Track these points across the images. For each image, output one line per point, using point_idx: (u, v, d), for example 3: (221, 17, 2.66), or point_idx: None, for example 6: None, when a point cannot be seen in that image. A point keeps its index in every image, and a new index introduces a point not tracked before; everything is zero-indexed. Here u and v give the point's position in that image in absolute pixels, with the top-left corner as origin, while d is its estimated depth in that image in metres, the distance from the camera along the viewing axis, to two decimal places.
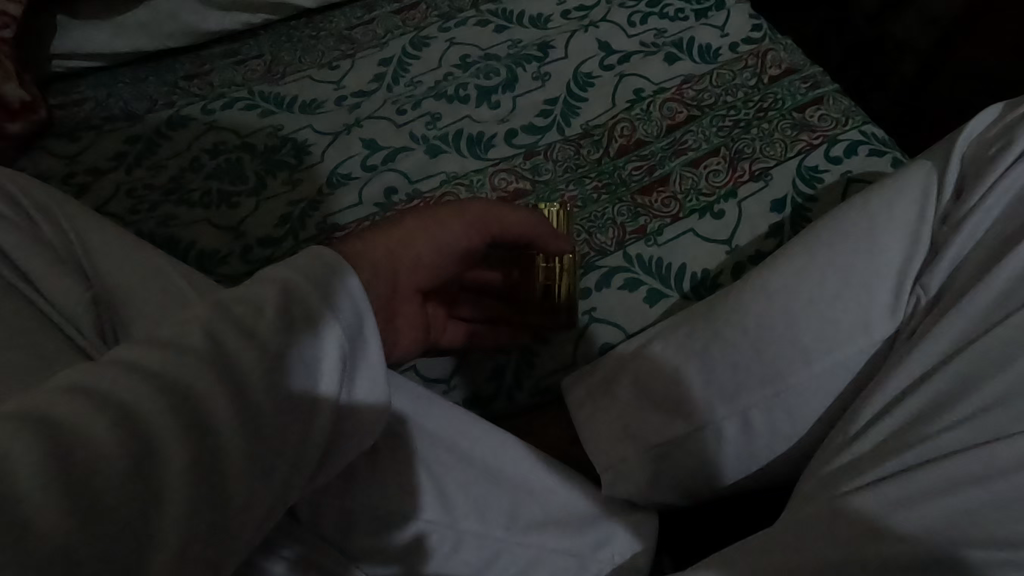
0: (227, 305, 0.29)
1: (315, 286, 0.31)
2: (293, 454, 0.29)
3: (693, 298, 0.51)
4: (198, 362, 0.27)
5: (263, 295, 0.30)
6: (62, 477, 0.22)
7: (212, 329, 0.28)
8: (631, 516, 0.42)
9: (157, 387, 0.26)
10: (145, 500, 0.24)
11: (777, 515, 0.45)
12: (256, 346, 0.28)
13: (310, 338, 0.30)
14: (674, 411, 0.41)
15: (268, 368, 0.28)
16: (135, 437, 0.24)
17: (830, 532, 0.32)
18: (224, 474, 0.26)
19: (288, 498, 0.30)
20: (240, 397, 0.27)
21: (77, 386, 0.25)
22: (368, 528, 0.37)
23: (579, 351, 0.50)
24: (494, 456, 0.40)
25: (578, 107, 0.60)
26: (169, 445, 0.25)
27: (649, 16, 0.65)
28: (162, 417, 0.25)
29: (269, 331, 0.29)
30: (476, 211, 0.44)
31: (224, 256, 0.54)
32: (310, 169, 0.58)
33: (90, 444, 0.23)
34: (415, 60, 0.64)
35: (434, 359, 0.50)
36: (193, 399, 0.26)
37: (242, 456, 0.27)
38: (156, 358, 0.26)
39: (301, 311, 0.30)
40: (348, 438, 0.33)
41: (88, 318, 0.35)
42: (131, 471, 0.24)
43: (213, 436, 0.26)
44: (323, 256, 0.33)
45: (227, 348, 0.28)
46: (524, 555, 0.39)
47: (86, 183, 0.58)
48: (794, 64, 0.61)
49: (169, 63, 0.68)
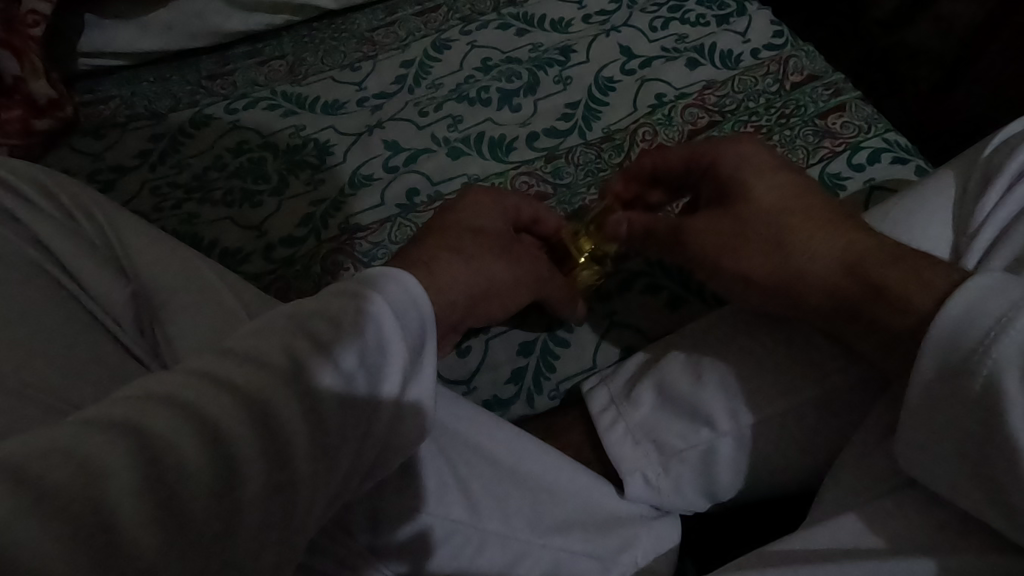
0: (305, 317, 0.28)
1: (379, 293, 0.30)
2: (352, 461, 0.29)
3: (715, 304, 0.51)
4: (277, 378, 0.26)
5: (341, 309, 0.29)
6: (152, 494, 0.22)
7: (288, 341, 0.27)
8: (655, 521, 0.42)
9: (234, 398, 0.25)
10: (227, 517, 0.24)
11: (798, 523, 0.45)
12: (331, 360, 0.27)
13: (378, 352, 0.29)
14: (699, 416, 0.41)
15: (338, 382, 0.27)
16: (218, 456, 0.24)
17: (833, 537, 0.33)
18: (295, 490, 0.26)
19: (342, 501, 0.29)
20: (313, 413, 0.26)
21: (154, 395, 0.24)
22: (392, 532, 0.36)
23: (600, 354, 0.50)
24: (517, 457, 0.40)
25: (600, 111, 0.60)
26: (249, 463, 0.24)
27: (670, 21, 0.65)
28: (243, 431, 0.24)
29: (344, 347, 0.28)
30: (533, 270, 0.46)
31: (247, 254, 0.54)
32: (334, 170, 0.58)
33: (179, 461, 0.23)
34: (437, 62, 0.65)
35: (455, 360, 0.50)
36: (272, 414, 0.25)
37: (310, 475, 0.26)
38: (227, 368, 0.26)
39: (373, 325, 0.29)
40: (395, 451, 0.31)
41: (127, 315, 0.36)
42: (215, 490, 0.23)
43: (286, 450, 0.25)
44: (392, 279, 0.31)
45: (304, 363, 0.27)
46: (546, 557, 0.39)
47: (112, 180, 0.59)
48: (816, 71, 0.61)
49: (192, 63, 0.68)
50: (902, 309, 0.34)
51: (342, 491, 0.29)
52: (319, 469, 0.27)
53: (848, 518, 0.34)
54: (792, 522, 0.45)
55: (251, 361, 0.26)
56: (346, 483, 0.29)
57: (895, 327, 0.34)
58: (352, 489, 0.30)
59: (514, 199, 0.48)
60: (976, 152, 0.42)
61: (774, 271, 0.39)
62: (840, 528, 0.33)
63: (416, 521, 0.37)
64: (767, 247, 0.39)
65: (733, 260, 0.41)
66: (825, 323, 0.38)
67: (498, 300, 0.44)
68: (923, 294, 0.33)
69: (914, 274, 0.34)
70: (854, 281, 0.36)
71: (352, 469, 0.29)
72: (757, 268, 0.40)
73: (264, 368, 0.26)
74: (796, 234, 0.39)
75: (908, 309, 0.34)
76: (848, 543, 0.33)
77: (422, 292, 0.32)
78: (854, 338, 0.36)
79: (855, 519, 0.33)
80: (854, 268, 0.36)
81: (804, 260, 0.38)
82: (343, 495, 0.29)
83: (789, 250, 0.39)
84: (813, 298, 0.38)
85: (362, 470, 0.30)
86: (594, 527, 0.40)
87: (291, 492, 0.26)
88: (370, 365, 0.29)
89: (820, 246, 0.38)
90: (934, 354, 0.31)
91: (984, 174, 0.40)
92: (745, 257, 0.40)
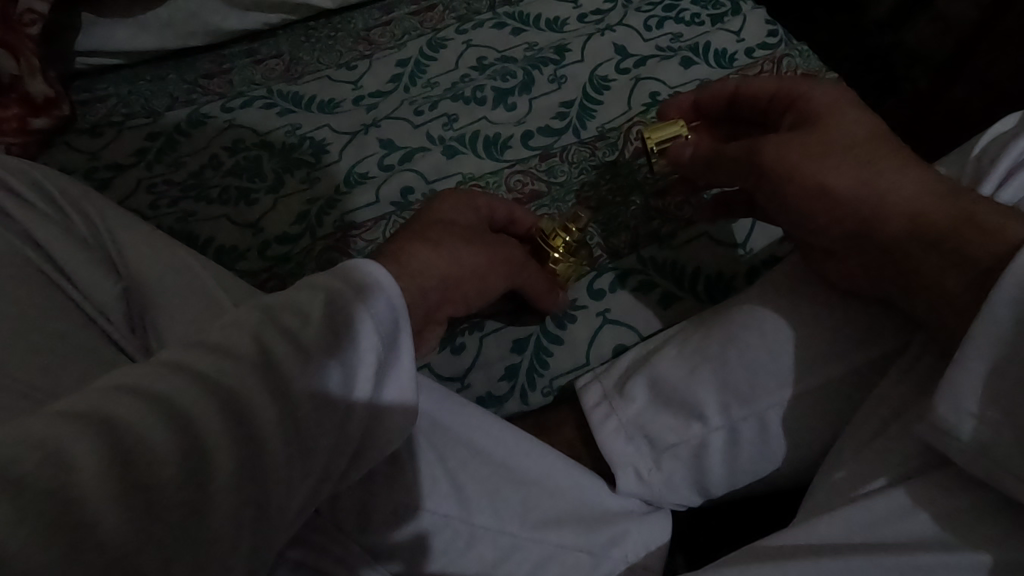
0: (275, 310, 0.29)
1: (348, 286, 0.30)
2: (327, 454, 0.29)
3: (706, 300, 0.51)
4: (246, 366, 0.27)
5: (310, 302, 0.29)
6: (120, 479, 0.22)
7: (258, 332, 0.28)
8: (647, 516, 0.42)
9: (204, 387, 0.25)
10: (197, 504, 0.24)
11: (789, 519, 0.45)
12: (300, 350, 0.28)
13: (348, 342, 0.29)
14: (690, 412, 0.41)
15: (309, 373, 0.28)
16: (187, 443, 0.24)
17: (820, 532, 0.33)
18: (268, 482, 0.26)
19: (319, 495, 0.30)
20: (284, 403, 0.27)
21: (125, 385, 0.24)
22: (384, 528, 0.37)
23: (594, 351, 0.50)
24: (507, 452, 0.40)
25: (594, 110, 0.60)
26: (219, 449, 0.24)
27: (665, 20, 0.65)
28: (212, 419, 0.25)
29: (313, 338, 0.28)
30: (509, 256, 0.46)
31: (243, 252, 0.54)
32: (329, 168, 0.58)
33: (147, 446, 0.23)
34: (433, 61, 0.65)
35: (448, 358, 0.50)
36: (241, 403, 0.26)
37: (284, 465, 0.26)
38: (199, 359, 0.26)
39: (342, 315, 0.30)
40: (374, 444, 0.31)
41: (121, 312, 0.37)
42: (184, 477, 0.24)
43: (257, 438, 0.26)
44: (360, 272, 0.31)
45: (272, 351, 0.27)
46: (539, 552, 0.39)
47: (108, 178, 0.59)
48: (809, 70, 0.62)
49: (189, 62, 0.69)
50: (971, 256, 0.35)
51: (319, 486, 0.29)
52: (291, 460, 0.27)
53: (837, 514, 0.34)
54: (761, 528, 0.45)
55: (220, 352, 0.27)
56: (324, 474, 0.29)
57: (956, 300, 0.35)
58: (332, 482, 0.30)
59: (486, 198, 0.48)
60: (966, 150, 0.43)
61: (848, 233, 0.39)
62: (827, 523, 0.33)
63: (408, 516, 0.37)
64: (837, 206, 0.39)
65: (807, 203, 0.40)
66: (887, 285, 0.38)
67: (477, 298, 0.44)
68: (985, 257, 0.34)
69: (976, 220, 0.35)
70: (923, 247, 0.36)
71: (331, 461, 0.29)
72: (832, 229, 0.39)
73: (231, 356, 0.27)
74: (872, 176, 0.38)
75: (978, 255, 0.34)
76: (834, 536, 0.33)
77: (394, 283, 0.31)
78: (915, 280, 0.37)
79: (847, 516, 0.33)
80: (925, 217, 0.36)
81: (878, 204, 0.37)
82: (321, 490, 0.29)
83: (872, 191, 0.37)
84: (885, 262, 0.38)
85: (341, 464, 0.30)
86: (587, 522, 0.40)
87: (264, 481, 0.26)
88: (340, 355, 0.29)
89: (894, 207, 0.37)
90: (1009, 307, 0.30)
91: (974, 172, 0.40)
92: (818, 201, 0.40)
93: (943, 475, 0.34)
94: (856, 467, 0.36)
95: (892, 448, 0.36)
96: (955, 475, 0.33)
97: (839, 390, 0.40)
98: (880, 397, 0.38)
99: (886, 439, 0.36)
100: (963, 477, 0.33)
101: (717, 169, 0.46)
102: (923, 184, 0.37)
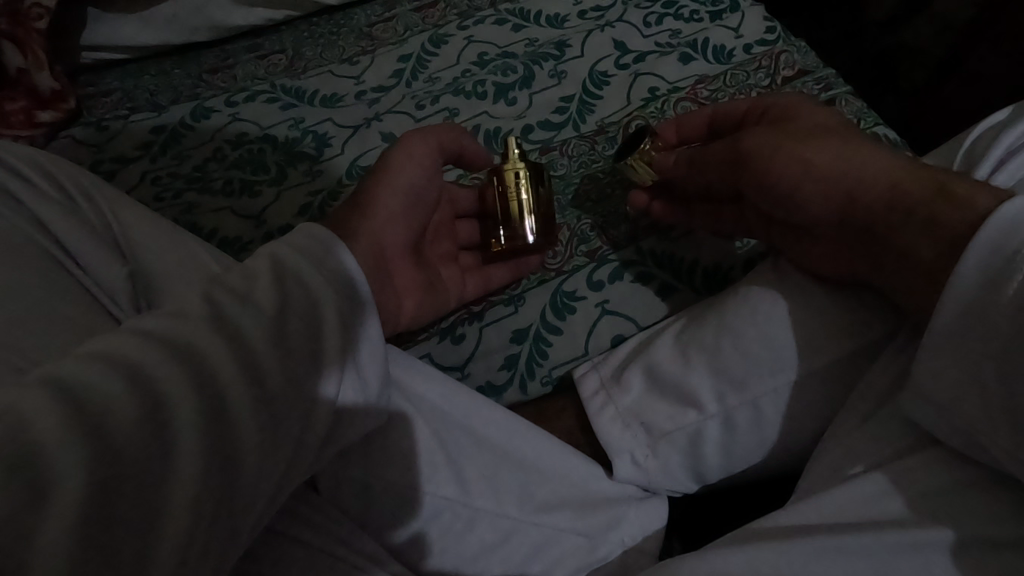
0: (223, 280, 0.33)
1: (305, 255, 0.35)
2: (301, 417, 0.31)
3: (704, 291, 0.52)
4: (205, 327, 0.30)
5: (259, 270, 0.33)
6: (83, 429, 0.25)
7: (211, 297, 0.31)
8: (644, 501, 0.43)
9: (167, 349, 0.28)
10: (161, 451, 0.26)
11: (783, 503, 0.46)
12: (255, 311, 0.31)
13: (301, 301, 0.33)
14: (685, 400, 0.42)
15: (269, 331, 0.31)
16: (148, 398, 0.27)
17: (806, 514, 0.34)
18: (235, 430, 0.28)
19: (304, 470, 0.32)
20: (246, 364, 0.30)
21: (94, 352, 0.27)
22: (385, 508, 0.37)
23: (592, 341, 0.50)
24: (505, 438, 0.41)
25: (594, 105, 0.61)
26: (180, 400, 0.27)
27: (664, 17, 0.66)
28: (171, 374, 0.28)
29: (263, 297, 0.32)
30: (419, 143, 0.48)
31: (247, 243, 0.55)
32: (331, 161, 0.59)
33: (107, 398, 0.26)
34: (434, 57, 0.66)
35: (449, 348, 0.51)
36: (200, 360, 0.29)
37: (253, 421, 0.29)
38: (163, 326, 0.29)
39: (291, 277, 0.33)
40: (351, 420, 0.34)
41: (128, 296, 0.37)
42: (147, 427, 0.26)
43: (221, 394, 0.28)
44: (317, 234, 0.36)
45: (223, 311, 0.31)
46: (537, 534, 0.40)
47: (114, 171, 0.60)
48: (807, 66, 0.62)
49: (193, 56, 0.69)
50: (942, 224, 0.36)
51: (298, 450, 0.32)
52: (258, 411, 0.29)
53: (823, 497, 0.35)
54: (729, 527, 0.46)
55: (179, 318, 0.30)
56: (305, 440, 0.32)
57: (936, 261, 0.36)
58: (313, 456, 0.33)
59: None
60: (959, 141, 0.43)
61: (839, 207, 0.40)
62: (811, 505, 0.35)
63: (409, 498, 0.38)
64: (817, 181, 0.40)
65: (788, 189, 0.42)
66: (874, 262, 0.40)
67: (422, 196, 0.48)
68: (956, 214, 0.35)
69: (943, 186, 0.36)
70: (902, 215, 0.37)
71: (307, 424, 0.32)
72: (824, 203, 0.41)
73: (185, 318, 0.30)
74: (844, 156, 0.40)
75: (947, 219, 0.35)
76: (818, 517, 0.34)
77: (359, 268, 0.36)
78: (903, 248, 0.38)
79: (836, 495, 0.34)
80: (898, 192, 0.38)
81: (854, 176, 0.39)
82: (302, 460, 0.32)
83: (842, 172, 0.40)
84: (874, 236, 0.39)
85: (320, 434, 0.32)
86: (584, 507, 0.41)
87: (230, 435, 0.28)
88: (300, 315, 0.32)
89: (871, 178, 0.39)
90: (975, 274, 0.31)
91: (965, 165, 0.41)
92: (803, 185, 0.41)
93: (927, 457, 0.34)
94: (844, 451, 0.37)
95: (878, 431, 0.37)
96: (942, 456, 0.34)
97: (830, 377, 0.40)
98: (869, 384, 0.39)
99: (875, 424, 0.37)
100: (945, 459, 0.34)
101: (701, 167, 0.49)
102: (894, 162, 0.39)
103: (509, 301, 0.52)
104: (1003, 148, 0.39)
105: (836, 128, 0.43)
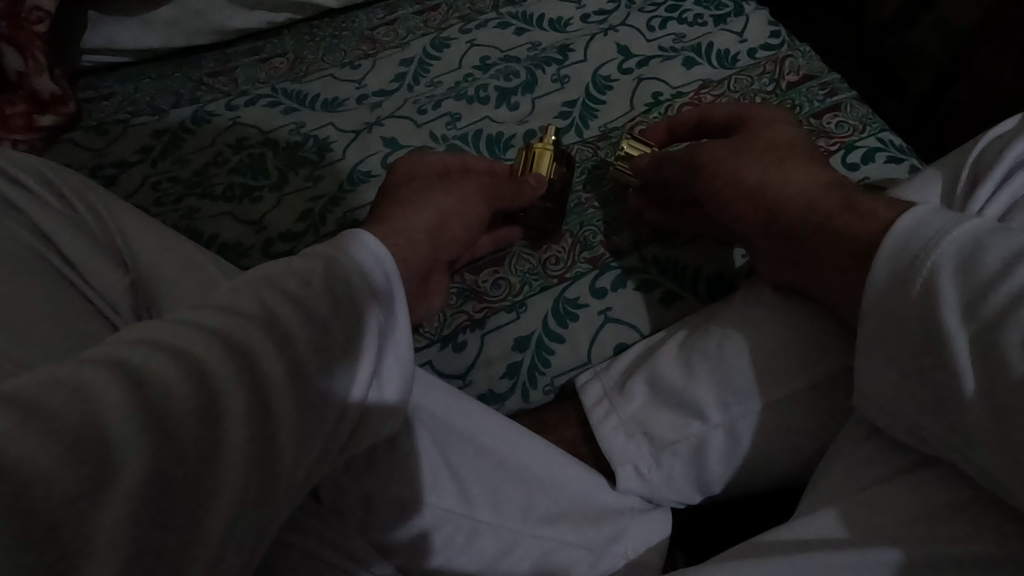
0: (275, 275, 0.31)
1: (354, 259, 0.33)
2: (331, 428, 0.30)
3: (706, 299, 0.51)
4: (255, 326, 0.28)
5: (310, 269, 0.32)
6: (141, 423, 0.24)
7: (262, 294, 0.30)
8: (648, 512, 0.43)
9: (222, 344, 0.27)
10: (209, 455, 0.25)
11: (785, 516, 0.45)
12: (305, 311, 0.30)
13: (348, 309, 0.32)
14: (688, 410, 0.41)
15: (315, 336, 0.30)
16: (202, 398, 0.26)
17: (809, 529, 0.34)
18: (276, 437, 0.28)
19: None
20: (294, 372, 0.29)
21: (148, 338, 0.26)
22: (384, 520, 0.37)
23: (594, 350, 0.50)
24: (509, 450, 0.41)
25: (597, 110, 0.61)
26: (231, 401, 0.26)
27: (668, 21, 0.65)
28: (227, 376, 0.26)
29: (316, 300, 0.31)
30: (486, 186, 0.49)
31: (247, 248, 0.55)
32: (333, 166, 0.59)
33: (164, 392, 0.25)
34: (436, 61, 0.65)
35: (451, 355, 0.50)
36: (254, 362, 0.27)
37: (292, 432, 0.28)
38: (212, 317, 0.28)
39: (341, 281, 0.32)
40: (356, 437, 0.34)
41: (127, 305, 0.37)
42: (201, 429, 0.25)
43: (269, 403, 0.27)
44: (357, 236, 0.35)
45: (274, 309, 0.29)
46: (539, 546, 0.39)
47: (113, 175, 0.60)
48: (812, 71, 0.62)
49: (194, 60, 0.69)
50: (851, 239, 0.36)
51: (318, 464, 0.31)
52: (301, 422, 0.29)
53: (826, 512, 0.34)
54: (731, 541, 0.46)
55: (230, 312, 0.29)
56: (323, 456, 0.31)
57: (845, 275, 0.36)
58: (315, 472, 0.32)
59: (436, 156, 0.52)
60: (965, 149, 0.43)
61: (763, 218, 0.42)
62: (815, 521, 0.34)
63: (409, 510, 0.37)
64: (748, 194, 0.42)
65: (722, 197, 0.44)
66: (795, 274, 0.40)
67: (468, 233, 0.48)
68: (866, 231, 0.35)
69: (854, 208, 0.37)
70: (822, 234, 0.38)
71: (330, 440, 0.31)
72: (751, 213, 0.42)
73: (238, 314, 0.29)
74: (771, 173, 0.41)
75: (857, 237, 0.36)
76: (822, 532, 0.33)
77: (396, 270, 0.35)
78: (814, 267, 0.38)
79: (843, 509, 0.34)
80: (817, 210, 0.39)
81: (782, 192, 0.41)
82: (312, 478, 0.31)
83: (766, 186, 0.41)
84: (790, 253, 0.40)
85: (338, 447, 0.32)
86: (586, 519, 0.41)
87: (273, 446, 0.27)
88: (345, 322, 0.31)
89: (798, 195, 0.40)
90: (884, 277, 0.33)
91: (973, 173, 0.40)
92: (731, 192, 0.43)
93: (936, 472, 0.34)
94: (850, 465, 0.36)
95: (886, 445, 0.36)
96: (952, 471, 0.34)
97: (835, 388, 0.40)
98: None
99: (883, 436, 0.36)
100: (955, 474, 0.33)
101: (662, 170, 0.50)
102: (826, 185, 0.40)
103: (511, 309, 0.51)
104: (1010, 158, 0.39)
105: (789, 147, 0.43)
